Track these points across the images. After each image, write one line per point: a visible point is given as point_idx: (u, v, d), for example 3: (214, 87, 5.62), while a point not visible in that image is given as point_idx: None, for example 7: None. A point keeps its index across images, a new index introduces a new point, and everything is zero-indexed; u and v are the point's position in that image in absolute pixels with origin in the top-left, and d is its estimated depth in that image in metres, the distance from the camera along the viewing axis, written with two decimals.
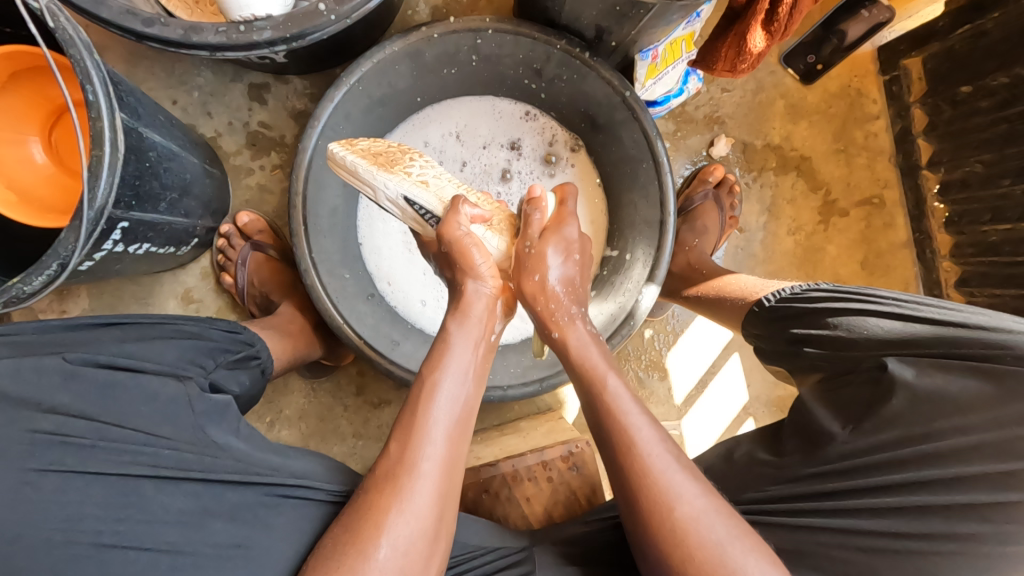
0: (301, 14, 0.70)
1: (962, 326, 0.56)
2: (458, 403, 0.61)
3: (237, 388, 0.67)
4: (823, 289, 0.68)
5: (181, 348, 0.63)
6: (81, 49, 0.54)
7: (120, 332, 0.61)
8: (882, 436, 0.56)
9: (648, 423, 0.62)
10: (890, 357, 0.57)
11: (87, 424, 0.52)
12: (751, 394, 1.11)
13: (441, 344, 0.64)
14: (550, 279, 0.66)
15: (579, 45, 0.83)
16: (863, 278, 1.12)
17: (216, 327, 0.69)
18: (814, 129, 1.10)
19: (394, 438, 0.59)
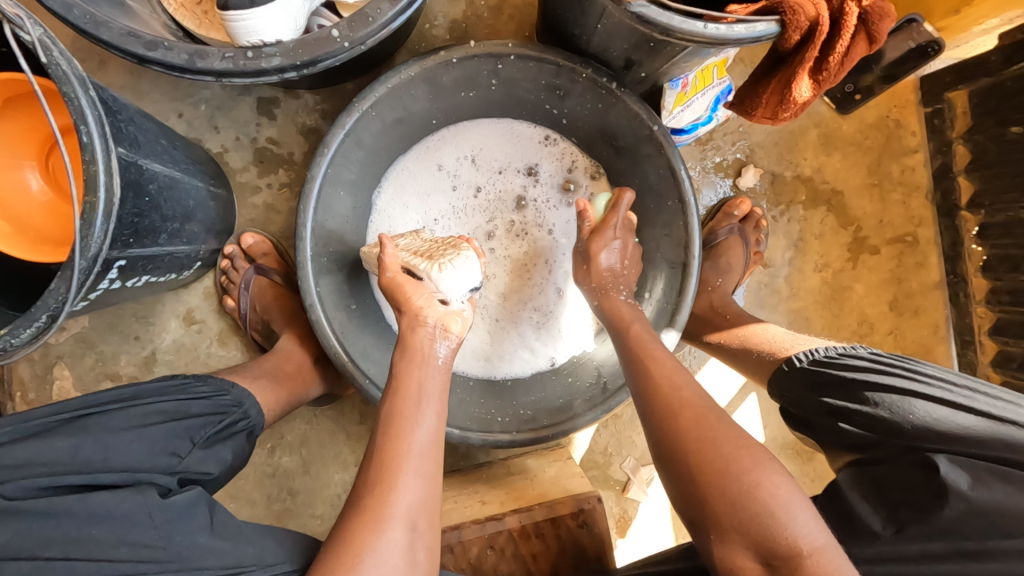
0: (313, 39, 0.65)
1: (1014, 424, 0.56)
2: (426, 420, 0.64)
3: (216, 467, 0.62)
4: (863, 360, 0.67)
5: (154, 435, 0.57)
6: (76, 85, 0.51)
7: (85, 426, 0.54)
8: (930, 544, 0.55)
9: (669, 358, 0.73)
10: (941, 456, 0.55)
11: (30, 565, 0.46)
12: (768, 436, 1.07)
13: (395, 375, 0.68)
14: (602, 261, 0.85)
15: (606, 74, 0.78)
16: (891, 319, 1.08)
17: (192, 397, 0.64)
18: (847, 161, 1.05)
19: (367, 460, 0.62)
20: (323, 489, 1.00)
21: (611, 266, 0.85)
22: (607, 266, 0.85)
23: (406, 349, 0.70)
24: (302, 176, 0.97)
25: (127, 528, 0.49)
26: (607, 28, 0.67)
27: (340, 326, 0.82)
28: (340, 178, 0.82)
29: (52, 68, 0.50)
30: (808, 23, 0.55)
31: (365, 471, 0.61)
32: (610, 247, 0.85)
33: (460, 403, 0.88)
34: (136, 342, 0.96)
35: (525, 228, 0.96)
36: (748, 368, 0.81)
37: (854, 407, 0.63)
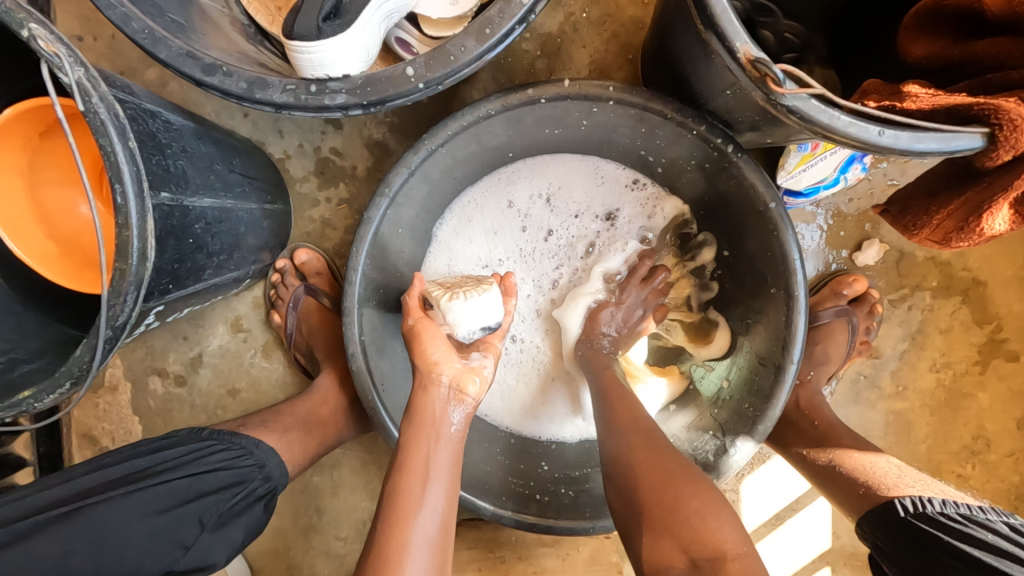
0: (384, 77, 0.56)
1: None
2: (436, 508, 0.58)
3: (229, 550, 0.61)
4: (999, 536, 0.57)
5: (156, 527, 0.56)
6: (114, 137, 0.45)
7: (84, 523, 0.54)
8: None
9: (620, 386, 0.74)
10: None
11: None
12: (836, 543, 0.94)
13: (400, 445, 0.61)
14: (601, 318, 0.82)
15: (722, 134, 0.64)
16: (1016, 440, 0.90)
17: (206, 470, 0.61)
18: (1001, 247, 0.86)
19: (370, 552, 0.55)
20: (349, 513, 0.98)
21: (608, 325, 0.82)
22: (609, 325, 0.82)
23: (416, 416, 0.62)
24: (363, 192, 0.90)
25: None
26: (737, 96, 0.54)
27: (383, 374, 0.76)
28: (400, 215, 0.74)
29: (90, 118, 0.44)
30: None
31: (365, 559, 0.55)
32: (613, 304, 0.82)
33: (499, 468, 0.81)
34: (184, 342, 0.95)
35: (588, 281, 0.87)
36: (833, 497, 0.70)
37: None
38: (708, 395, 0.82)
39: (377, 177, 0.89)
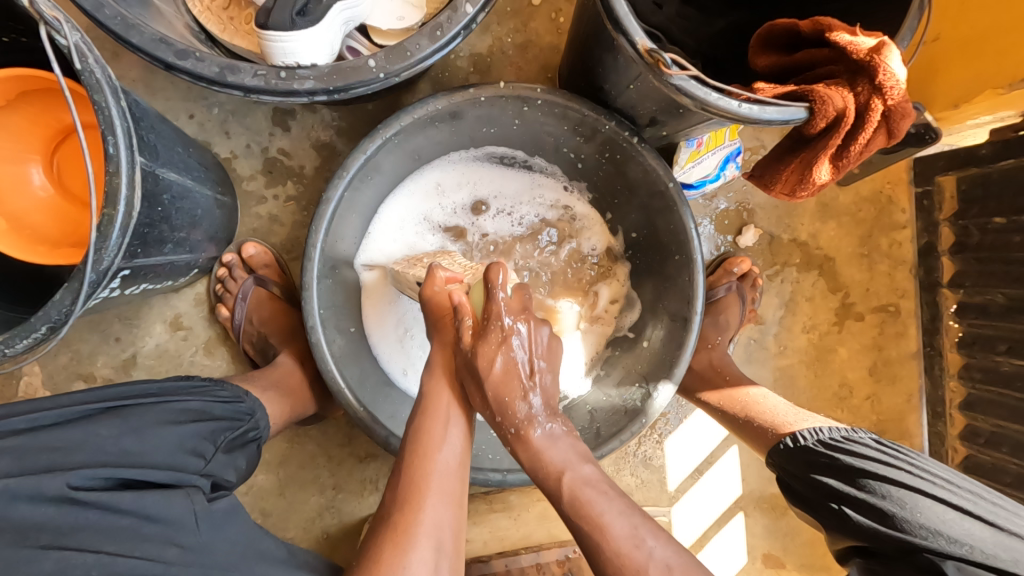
0: (348, 67, 0.65)
1: (1011, 533, 0.57)
2: (454, 448, 0.67)
3: (233, 476, 0.62)
4: (869, 443, 0.66)
5: (184, 434, 0.57)
6: (107, 94, 0.49)
7: (117, 420, 0.53)
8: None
9: (615, 507, 0.63)
10: (950, 564, 0.55)
11: (91, 558, 0.43)
12: (745, 488, 1.09)
13: (424, 394, 0.71)
14: (512, 402, 0.67)
15: (628, 129, 0.79)
16: (870, 385, 1.12)
17: (215, 399, 0.64)
18: (841, 230, 1.09)
19: (395, 478, 0.65)
20: (298, 510, 0.97)
21: (517, 408, 0.67)
22: (523, 412, 0.67)
23: (432, 368, 0.72)
24: (310, 190, 0.96)
25: (178, 530, 0.48)
26: (638, 89, 0.69)
27: (340, 350, 0.80)
28: (355, 200, 0.81)
29: (85, 76, 0.48)
30: (835, 114, 0.58)
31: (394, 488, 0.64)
32: (498, 354, 0.67)
33: None
34: (116, 343, 0.92)
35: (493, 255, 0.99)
36: (737, 432, 0.81)
37: (857, 494, 0.62)
38: (630, 356, 0.94)
39: (324, 176, 0.95)
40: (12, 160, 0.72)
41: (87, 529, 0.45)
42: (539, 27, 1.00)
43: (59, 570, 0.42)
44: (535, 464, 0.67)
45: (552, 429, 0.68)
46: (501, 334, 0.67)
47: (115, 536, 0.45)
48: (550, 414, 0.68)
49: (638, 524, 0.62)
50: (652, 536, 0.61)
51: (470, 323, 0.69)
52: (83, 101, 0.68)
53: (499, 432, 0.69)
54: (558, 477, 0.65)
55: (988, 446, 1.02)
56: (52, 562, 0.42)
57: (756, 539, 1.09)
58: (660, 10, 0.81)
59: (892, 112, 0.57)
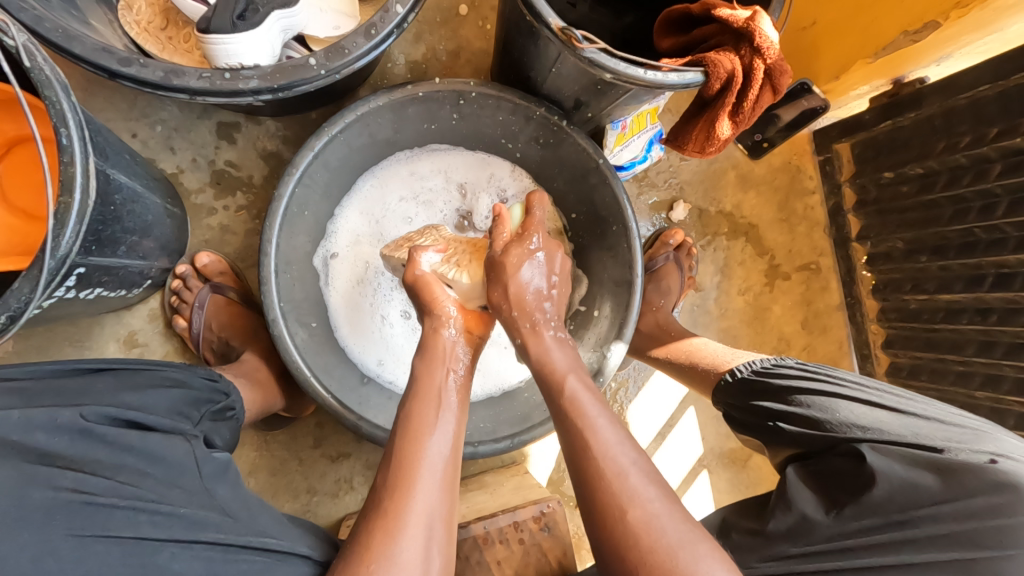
0: (289, 65, 0.69)
1: (915, 415, 0.67)
2: (447, 435, 0.64)
3: (219, 441, 0.67)
4: (793, 367, 0.77)
5: (173, 398, 0.62)
6: (57, 90, 0.52)
7: (113, 379, 0.60)
8: (861, 522, 0.63)
9: (610, 431, 0.62)
10: (865, 445, 0.65)
11: (103, 482, 0.48)
12: (706, 447, 1.15)
13: (415, 376, 0.69)
14: (524, 296, 0.71)
15: (557, 113, 0.86)
16: (804, 338, 1.22)
17: (198, 374, 0.69)
18: (760, 199, 1.21)
19: (383, 467, 0.62)
20: None
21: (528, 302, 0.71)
22: (529, 300, 0.72)
23: (427, 351, 0.71)
24: (261, 198, 0.98)
25: (178, 473, 0.54)
26: (559, 71, 0.77)
27: (303, 344, 0.82)
28: (306, 197, 0.84)
29: (35, 73, 0.51)
30: (726, 75, 0.67)
31: (382, 477, 0.61)
32: (532, 263, 0.72)
33: None
34: None
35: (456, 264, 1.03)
36: (691, 381, 0.90)
37: (787, 409, 0.72)
38: (583, 326, 1.00)
39: (274, 184, 0.98)
40: None
41: (96, 460, 0.49)
42: (468, 33, 1.07)
43: (80, 487, 0.46)
44: (535, 366, 0.70)
45: (561, 338, 0.72)
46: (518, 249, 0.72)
47: (124, 470, 0.50)
48: (555, 325, 0.73)
49: (623, 440, 0.61)
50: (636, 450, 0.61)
51: (507, 233, 0.74)
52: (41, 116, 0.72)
53: (507, 325, 0.72)
54: (565, 385, 0.66)
55: (910, 377, 1.12)
56: (72, 480, 0.47)
57: (721, 493, 1.15)
58: (574, 8, 0.90)
59: (773, 71, 0.68)
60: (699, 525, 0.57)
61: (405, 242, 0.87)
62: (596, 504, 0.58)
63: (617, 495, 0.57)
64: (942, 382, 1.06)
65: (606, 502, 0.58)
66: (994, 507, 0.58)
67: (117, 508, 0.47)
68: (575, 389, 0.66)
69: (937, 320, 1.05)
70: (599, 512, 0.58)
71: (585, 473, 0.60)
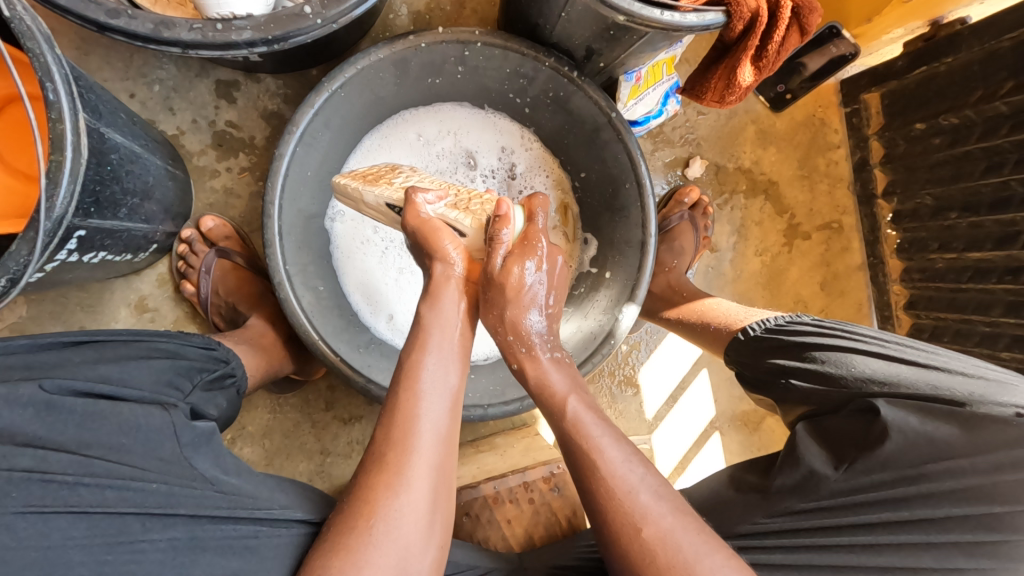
0: (284, 15, 0.64)
1: (939, 369, 0.64)
2: (445, 390, 0.63)
3: (214, 411, 0.67)
4: (808, 323, 0.75)
5: (161, 368, 0.62)
6: (40, 41, 0.50)
7: (92, 352, 0.60)
8: (872, 476, 0.62)
9: (615, 453, 0.61)
10: (879, 399, 0.63)
11: (70, 458, 0.50)
12: (718, 409, 1.14)
13: (420, 326, 0.66)
14: (522, 316, 0.65)
15: (568, 63, 0.81)
16: (822, 299, 1.19)
17: (192, 344, 0.69)
18: (781, 155, 1.15)
19: (382, 421, 0.61)
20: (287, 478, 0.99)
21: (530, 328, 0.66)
22: (529, 329, 0.66)
23: (433, 298, 0.66)
24: (263, 159, 0.96)
25: (157, 444, 0.54)
26: (570, 16, 0.72)
27: (310, 306, 0.81)
28: (309, 157, 0.82)
29: (16, 24, 0.49)
30: (750, 14, 0.62)
31: (380, 431, 0.60)
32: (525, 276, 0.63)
33: None
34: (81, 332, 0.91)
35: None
36: (704, 341, 0.88)
37: (801, 365, 0.70)
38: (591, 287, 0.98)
39: (276, 145, 0.95)
40: None
41: (64, 436, 0.50)
42: None
43: (38, 467, 0.48)
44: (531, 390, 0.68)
45: (558, 357, 0.68)
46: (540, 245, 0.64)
47: (91, 443, 0.51)
48: (552, 345, 0.68)
49: (631, 454, 0.62)
50: (643, 465, 0.61)
51: (509, 237, 0.63)
52: (28, 72, 0.70)
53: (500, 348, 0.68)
54: (565, 401, 0.65)
55: (931, 339, 1.09)
56: (29, 460, 0.48)
57: (733, 456, 1.14)
58: None
59: (800, 9, 0.63)
60: (712, 533, 0.59)
61: (376, 176, 0.75)
62: (608, 526, 0.59)
63: (628, 516, 0.58)
64: (965, 343, 1.02)
65: (608, 509, 0.59)
66: (1011, 461, 0.58)
67: (81, 483, 0.49)
68: (576, 406, 0.65)
69: (964, 280, 1.00)
70: (608, 539, 0.59)
71: (597, 506, 0.60)
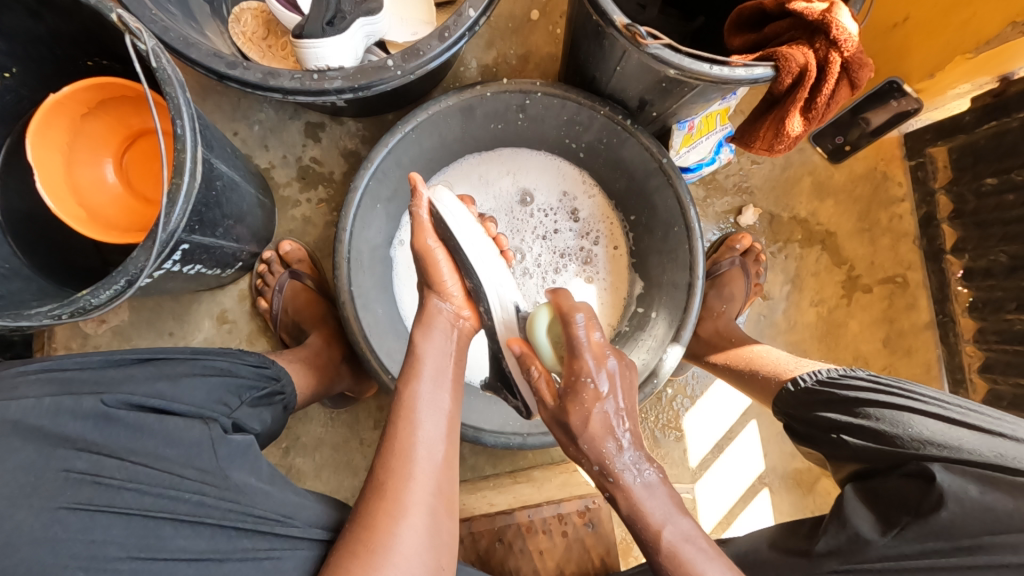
0: (370, 67, 0.73)
1: (1003, 436, 0.62)
2: (436, 415, 0.66)
3: (258, 426, 0.72)
4: (862, 377, 0.72)
5: (213, 387, 0.67)
6: (176, 88, 0.62)
7: (154, 368, 0.65)
8: (925, 544, 0.59)
9: (716, 572, 0.60)
10: (936, 464, 0.61)
11: (118, 463, 0.55)
12: (767, 464, 1.10)
13: (414, 355, 0.69)
14: (590, 430, 0.65)
15: (622, 112, 0.86)
16: (885, 356, 1.13)
17: (245, 362, 0.74)
18: (840, 207, 1.14)
19: (380, 453, 0.63)
20: (333, 491, 1.04)
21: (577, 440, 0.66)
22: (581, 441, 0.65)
23: (426, 325, 0.71)
24: (339, 193, 1.06)
25: (195, 454, 0.59)
26: (624, 69, 0.77)
27: (370, 325, 0.88)
28: (379, 191, 0.90)
29: (160, 72, 0.61)
30: (798, 69, 0.65)
31: (377, 463, 0.62)
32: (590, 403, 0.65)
33: (478, 402, 0.93)
34: (169, 338, 1.02)
35: (528, 268, 1.05)
36: (749, 388, 0.87)
37: (853, 421, 0.68)
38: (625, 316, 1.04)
39: (351, 179, 1.05)
40: (89, 160, 0.88)
41: (116, 443, 0.56)
42: (538, 39, 1.10)
43: (93, 470, 0.54)
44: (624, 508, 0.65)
45: (650, 480, 0.64)
46: (599, 379, 0.65)
47: (137, 451, 0.57)
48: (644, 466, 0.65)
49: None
50: None
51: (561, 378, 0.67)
52: (163, 113, 0.84)
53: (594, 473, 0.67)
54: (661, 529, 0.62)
55: (1011, 408, 1.01)
56: (86, 463, 0.54)
57: (783, 516, 1.08)
58: (644, 10, 0.92)
59: (850, 64, 0.65)
60: None
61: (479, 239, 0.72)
62: None
63: None
64: None
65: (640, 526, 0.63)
66: None
67: (125, 487, 0.54)
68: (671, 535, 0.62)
69: None
70: None
71: None
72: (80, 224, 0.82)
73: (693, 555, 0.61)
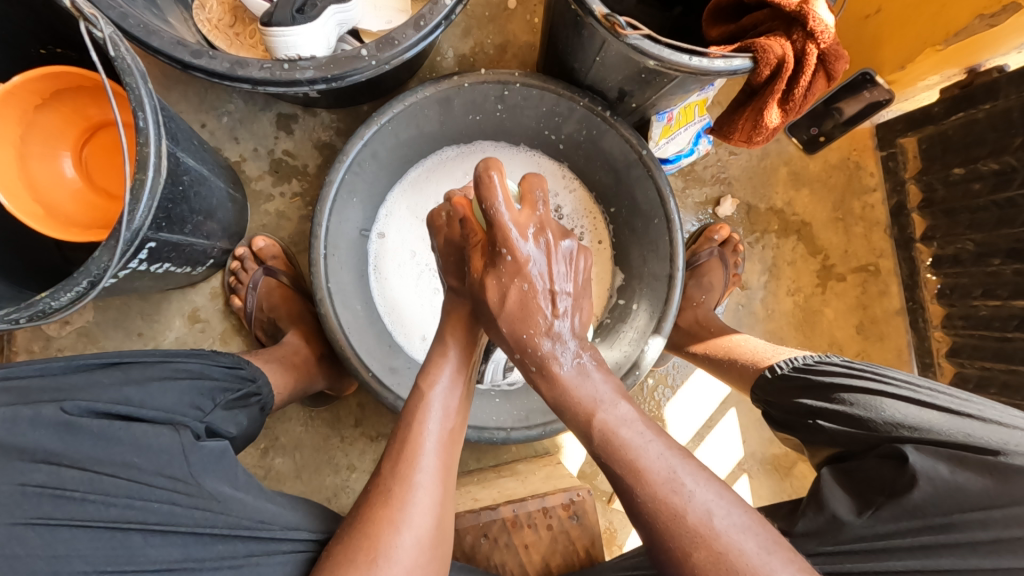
0: (343, 57, 0.71)
1: (971, 417, 0.64)
2: (446, 415, 0.65)
3: (234, 429, 0.70)
4: (836, 363, 0.74)
5: (184, 390, 0.65)
6: (137, 78, 0.59)
7: (121, 372, 0.62)
8: (900, 524, 0.61)
9: (660, 453, 0.59)
10: (908, 445, 0.62)
11: (81, 475, 0.54)
12: (746, 450, 1.12)
13: (433, 356, 0.69)
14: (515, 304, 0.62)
15: (601, 104, 0.86)
16: (858, 343, 1.16)
17: (218, 364, 0.71)
18: (815, 196, 1.16)
19: (387, 458, 0.62)
20: (315, 490, 1.02)
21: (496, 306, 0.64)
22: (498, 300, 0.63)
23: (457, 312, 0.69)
24: (314, 186, 1.03)
25: (166, 462, 0.57)
26: (604, 60, 0.76)
27: (349, 322, 0.86)
28: (355, 184, 0.88)
29: (118, 62, 0.58)
30: (776, 61, 0.65)
31: (384, 467, 0.62)
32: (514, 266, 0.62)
33: None
34: (138, 338, 0.99)
35: None
36: (728, 377, 0.88)
37: (829, 407, 0.70)
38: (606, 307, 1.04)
39: (326, 172, 1.03)
40: (45, 154, 0.84)
41: (80, 453, 0.54)
42: (516, 28, 1.09)
43: (51, 483, 0.52)
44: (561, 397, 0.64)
45: (582, 364, 0.64)
46: (518, 250, 0.61)
47: (102, 461, 0.55)
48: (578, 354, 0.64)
49: (680, 466, 0.58)
50: (692, 479, 0.57)
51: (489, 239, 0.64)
52: (125, 104, 0.81)
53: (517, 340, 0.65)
54: (596, 413, 0.61)
55: (977, 390, 1.04)
56: (44, 475, 0.52)
57: (762, 500, 1.11)
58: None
59: (826, 56, 0.66)
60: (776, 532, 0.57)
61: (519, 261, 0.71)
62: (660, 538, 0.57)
63: (680, 533, 0.55)
64: (1013, 396, 0.97)
65: (574, 411, 0.63)
66: None
67: (86, 500, 0.53)
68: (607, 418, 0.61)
69: (1010, 328, 0.96)
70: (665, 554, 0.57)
71: (638, 513, 0.58)
72: (37, 221, 0.78)
73: (632, 435, 0.60)
